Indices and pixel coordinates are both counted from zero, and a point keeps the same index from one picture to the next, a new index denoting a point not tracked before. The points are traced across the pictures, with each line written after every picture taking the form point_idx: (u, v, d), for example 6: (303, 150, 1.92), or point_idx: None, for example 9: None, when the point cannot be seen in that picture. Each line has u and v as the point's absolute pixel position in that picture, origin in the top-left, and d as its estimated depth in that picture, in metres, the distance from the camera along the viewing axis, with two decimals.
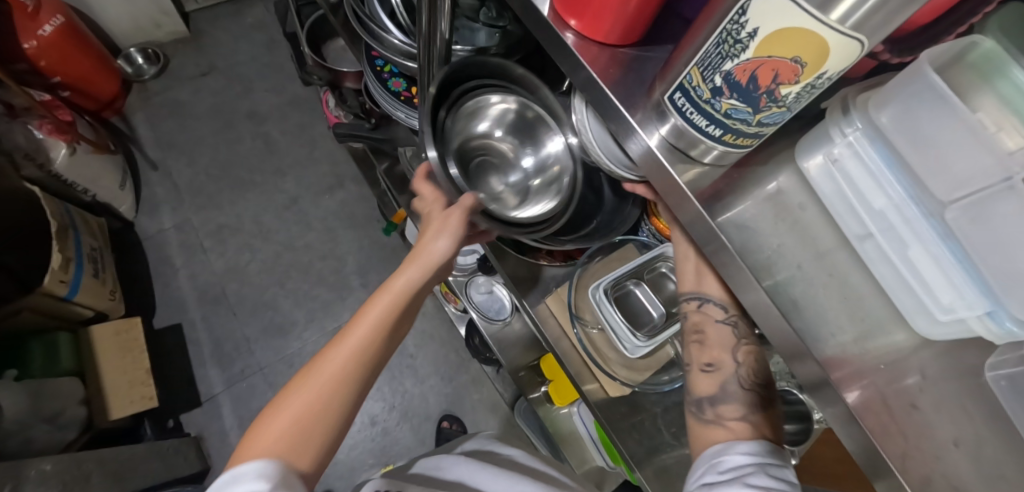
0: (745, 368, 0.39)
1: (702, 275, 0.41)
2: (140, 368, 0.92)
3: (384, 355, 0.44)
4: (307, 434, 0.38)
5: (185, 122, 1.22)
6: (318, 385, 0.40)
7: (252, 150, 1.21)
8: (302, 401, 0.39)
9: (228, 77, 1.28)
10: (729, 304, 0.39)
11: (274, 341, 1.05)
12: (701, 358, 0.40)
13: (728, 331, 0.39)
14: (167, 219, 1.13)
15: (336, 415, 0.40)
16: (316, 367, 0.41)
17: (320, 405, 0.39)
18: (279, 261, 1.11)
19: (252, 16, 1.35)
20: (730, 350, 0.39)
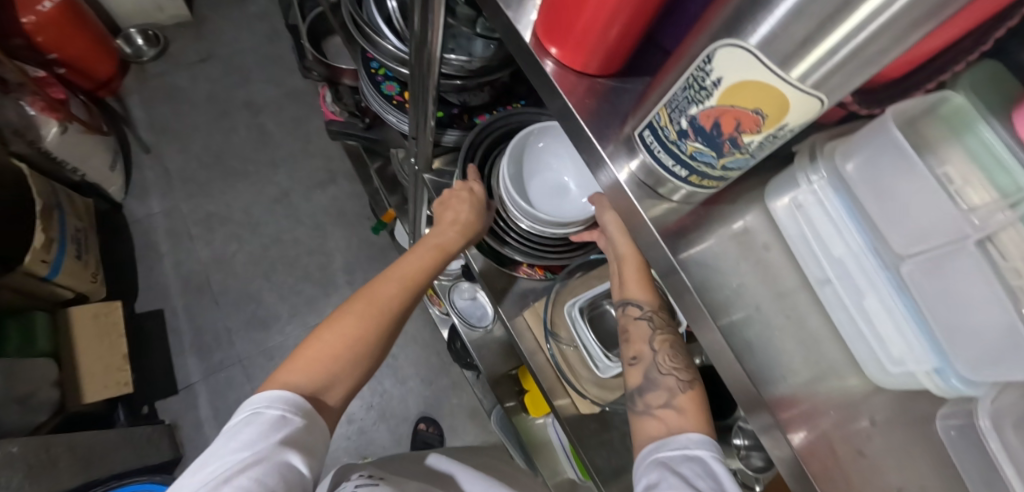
0: (662, 355, 0.42)
1: (625, 281, 0.44)
2: (118, 353, 0.92)
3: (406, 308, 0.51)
4: (352, 359, 0.46)
5: (181, 107, 1.22)
6: (358, 324, 0.47)
7: (246, 139, 1.20)
8: (353, 328, 0.46)
9: (228, 65, 1.27)
10: (647, 302, 0.43)
11: (256, 334, 1.05)
12: (628, 353, 0.43)
13: (645, 325, 0.42)
14: (156, 204, 1.12)
15: (374, 347, 0.47)
16: (358, 311, 0.47)
17: (359, 344, 0.46)
18: (266, 253, 1.11)
19: (257, 5, 1.35)
20: (649, 342, 0.42)
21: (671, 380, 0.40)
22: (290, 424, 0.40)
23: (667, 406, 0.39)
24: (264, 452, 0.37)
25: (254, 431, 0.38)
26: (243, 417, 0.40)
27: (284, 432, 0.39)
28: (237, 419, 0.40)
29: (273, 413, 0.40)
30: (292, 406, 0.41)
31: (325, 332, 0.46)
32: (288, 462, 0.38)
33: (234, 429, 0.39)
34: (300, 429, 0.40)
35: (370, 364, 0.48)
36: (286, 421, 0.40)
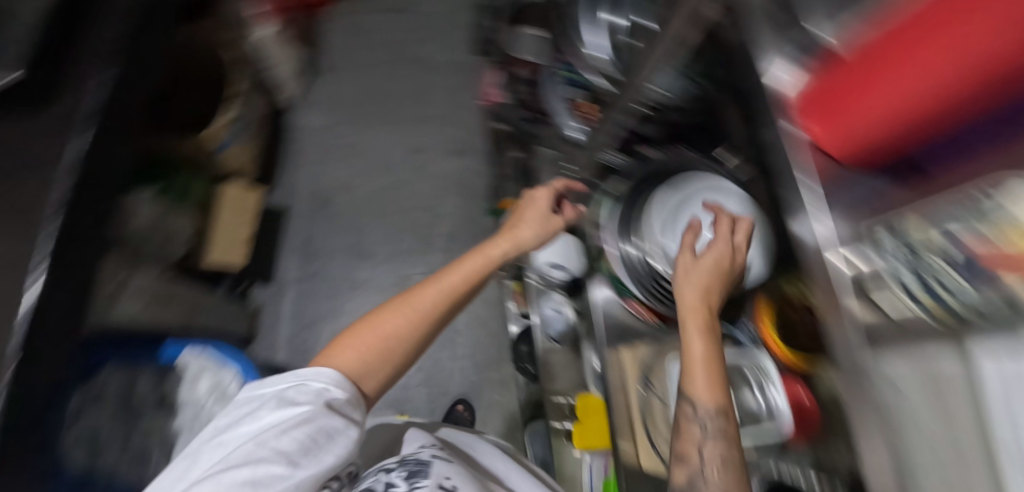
0: (715, 470, 0.38)
1: (693, 376, 0.41)
2: (243, 234, 0.97)
3: (450, 311, 0.52)
4: (386, 348, 0.48)
5: (367, 44, 1.34)
6: (391, 322, 0.49)
7: (409, 90, 1.30)
8: (390, 323, 0.49)
9: (416, 21, 1.38)
10: (708, 405, 0.40)
11: (350, 260, 1.12)
12: (677, 451, 0.41)
13: (698, 429, 0.40)
14: (315, 119, 1.24)
15: (410, 340, 0.49)
16: (394, 308, 0.49)
17: (395, 340, 0.48)
18: (385, 194, 1.19)
19: None
20: (699, 448, 0.40)
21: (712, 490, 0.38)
22: (332, 395, 0.43)
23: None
24: (308, 416, 0.41)
25: (300, 398, 0.42)
26: (284, 384, 0.43)
27: (327, 402, 0.43)
28: (282, 384, 0.43)
29: (318, 385, 0.43)
30: (334, 381, 0.44)
31: (364, 324, 0.49)
32: (332, 426, 0.42)
33: (282, 394, 0.43)
34: (343, 401, 0.44)
35: (404, 356, 0.49)
36: (329, 393, 0.43)
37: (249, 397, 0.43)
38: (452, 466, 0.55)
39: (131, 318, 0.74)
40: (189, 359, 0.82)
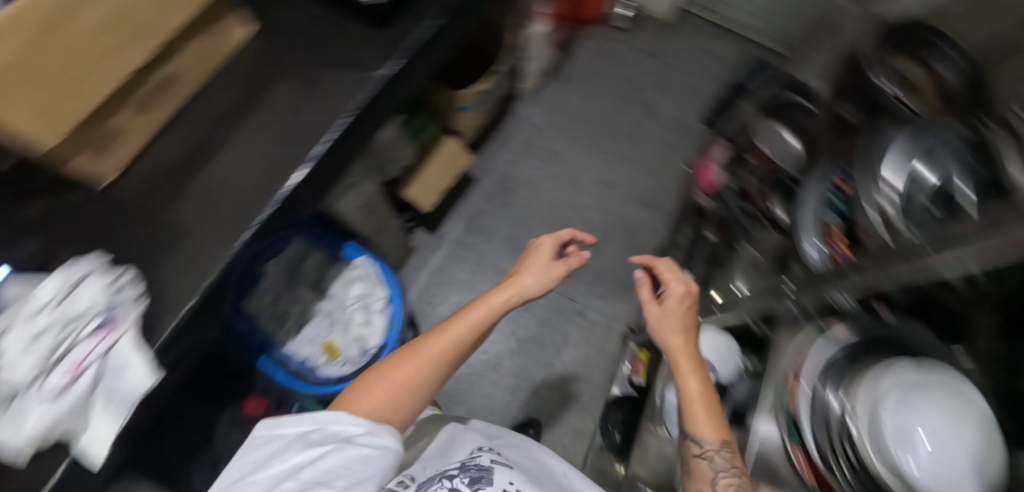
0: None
1: (699, 426, 0.59)
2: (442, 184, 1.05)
3: (463, 354, 0.61)
4: (420, 387, 0.56)
5: (607, 73, 1.41)
6: (417, 367, 0.56)
7: (624, 128, 1.33)
8: (415, 371, 0.56)
9: (659, 72, 1.43)
10: (709, 442, 0.58)
11: (505, 249, 1.17)
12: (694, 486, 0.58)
13: (705, 463, 0.57)
14: (534, 116, 1.32)
15: (439, 376, 0.58)
16: (410, 362, 0.56)
17: (426, 376, 0.57)
18: (561, 208, 1.23)
19: (717, 50, 1.47)
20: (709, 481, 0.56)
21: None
22: (353, 437, 0.48)
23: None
24: (339, 446, 0.46)
25: (316, 439, 0.47)
26: (304, 427, 0.48)
27: (348, 439, 0.48)
28: (301, 428, 0.48)
29: (337, 428, 0.48)
30: (353, 427, 0.49)
31: (393, 375, 0.55)
32: (354, 456, 0.46)
33: (301, 435, 0.48)
34: (367, 436, 0.48)
35: (433, 386, 0.58)
36: (348, 433, 0.48)
37: (270, 436, 0.48)
38: (510, 471, 0.61)
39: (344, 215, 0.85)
40: (361, 264, 0.91)
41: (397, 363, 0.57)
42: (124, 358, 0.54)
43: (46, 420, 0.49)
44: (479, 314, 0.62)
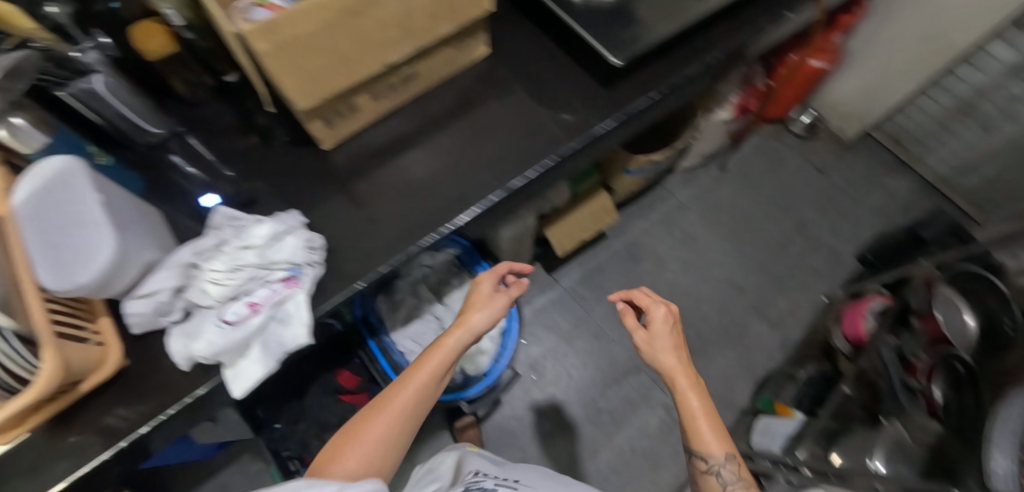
0: None
1: (705, 445, 0.62)
2: (578, 235, 1.05)
3: (428, 401, 0.61)
4: (393, 441, 0.58)
5: (768, 174, 1.35)
6: (387, 422, 0.57)
7: (767, 235, 1.28)
8: (386, 425, 0.57)
9: (825, 191, 1.34)
10: (710, 458, 0.62)
11: (611, 316, 1.17)
12: None
13: (713, 478, 0.62)
14: (681, 194, 1.30)
15: (410, 425, 0.59)
16: (381, 419, 0.57)
17: (397, 427, 0.58)
18: (679, 296, 1.20)
19: (897, 185, 1.35)
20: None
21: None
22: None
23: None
24: None
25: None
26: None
27: None
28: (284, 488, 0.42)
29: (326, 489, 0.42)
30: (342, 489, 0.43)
31: (365, 431, 0.57)
32: None
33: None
34: None
35: (408, 434, 0.60)
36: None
37: None
38: None
39: (496, 243, 0.87)
40: None
41: (365, 421, 0.58)
42: (291, 311, 0.57)
43: (217, 343, 0.54)
44: (433, 361, 0.62)
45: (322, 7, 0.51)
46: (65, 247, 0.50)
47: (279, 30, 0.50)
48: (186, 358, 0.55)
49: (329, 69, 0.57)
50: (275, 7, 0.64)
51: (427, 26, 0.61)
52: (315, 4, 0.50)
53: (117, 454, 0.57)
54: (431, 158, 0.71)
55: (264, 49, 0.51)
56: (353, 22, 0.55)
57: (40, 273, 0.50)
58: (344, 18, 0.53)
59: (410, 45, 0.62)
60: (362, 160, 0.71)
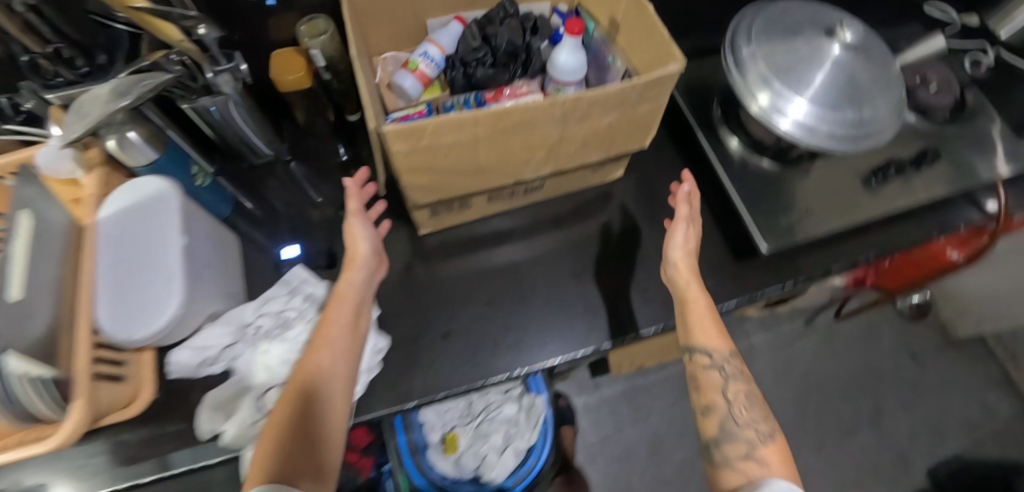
0: (738, 410, 0.48)
1: (704, 330, 0.51)
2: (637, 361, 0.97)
3: (351, 350, 0.49)
4: (321, 404, 0.44)
5: (855, 347, 1.22)
6: (306, 384, 0.45)
7: (834, 413, 1.16)
8: (303, 389, 0.44)
9: (914, 386, 1.20)
10: (714, 351, 0.50)
11: (641, 447, 1.08)
12: (701, 403, 0.49)
13: (714, 374, 0.50)
14: (753, 340, 1.21)
15: (340, 380, 0.46)
16: (297, 384, 0.45)
17: (324, 391, 0.45)
18: None
19: (1000, 408, 1.19)
20: (721, 394, 0.49)
21: (751, 433, 0.46)
22: None
23: (750, 457, 0.45)
24: None
25: None
26: None
27: None
28: None
29: None
30: None
31: (283, 403, 0.44)
32: None
33: None
34: None
35: (346, 391, 0.46)
36: None
37: None
38: None
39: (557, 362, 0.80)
40: (536, 402, 0.86)
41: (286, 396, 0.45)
42: None
43: (247, 430, 0.50)
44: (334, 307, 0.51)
45: (476, 123, 0.44)
46: (135, 289, 0.47)
47: (422, 138, 0.43)
48: (211, 431, 0.51)
49: (458, 174, 0.51)
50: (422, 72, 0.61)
51: (574, 152, 0.54)
52: (470, 120, 0.43)
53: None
54: (527, 275, 0.63)
55: (399, 150, 0.44)
56: (502, 139, 0.47)
57: (101, 309, 0.46)
58: (494, 135, 0.46)
59: (549, 165, 0.55)
60: (451, 248, 0.64)
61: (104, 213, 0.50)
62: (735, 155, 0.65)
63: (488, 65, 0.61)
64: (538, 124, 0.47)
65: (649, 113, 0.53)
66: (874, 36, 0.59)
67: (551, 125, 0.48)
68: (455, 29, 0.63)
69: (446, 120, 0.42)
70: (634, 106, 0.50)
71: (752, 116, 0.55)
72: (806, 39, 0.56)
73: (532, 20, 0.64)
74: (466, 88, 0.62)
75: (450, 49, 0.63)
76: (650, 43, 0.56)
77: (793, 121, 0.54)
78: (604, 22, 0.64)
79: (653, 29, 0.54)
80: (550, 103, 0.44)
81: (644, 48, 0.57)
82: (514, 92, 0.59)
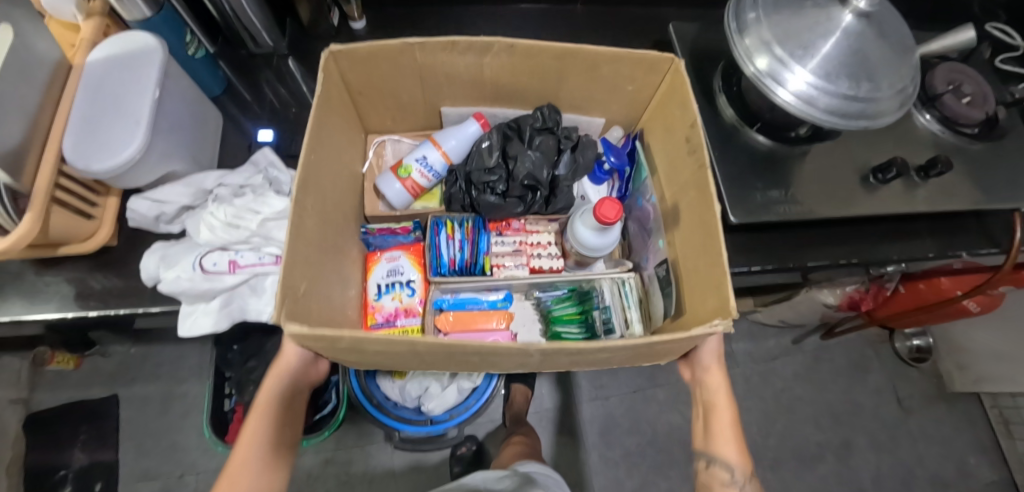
0: None
1: (714, 438, 0.50)
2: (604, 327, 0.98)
3: (276, 469, 0.47)
4: None
5: (841, 377, 1.17)
6: None
7: (800, 439, 1.12)
8: None
9: (895, 429, 1.14)
10: (735, 468, 0.48)
11: (594, 426, 1.09)
12: None
13: (733, 489, 0.48)
14: (734, 346, 1.17)
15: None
16: None
17: None
18: (670, 444, 1.08)
19: (982, 471, 1.13)
20: None
21: None
22: None
23: None
24: None
25: None
26: None
27: None
28: None
29: None
30: None
31: None
32: None
33: None
34: None
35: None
36: None
37: None
38: None
39: None
40: None
41: None
42: (268, 286, 0.55)
43: (183, 283, 0.52)
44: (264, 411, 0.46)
45: (411, 344, 0.37)
46: (101, 128, 0.49)
47: (333, 340, 0.36)
48: (151, 278, 0.53)
49: (396, 360, 0.44)
50: (413, 180, 0.64)
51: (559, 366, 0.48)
52: (404, 342, 0.36)
53: (61, 321, 0.57)
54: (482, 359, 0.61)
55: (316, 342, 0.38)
56: (456, 353, 0.41)
57: (66, 139, 0.49)
58: (436, 353, 0.40)
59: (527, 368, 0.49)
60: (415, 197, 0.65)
61: (92, 56, 0.53)
62: (728, 121, 0.62)
63: (499, 191, 0.64)
64: (502, 355, 0.40)
65: (652, 353, 0.44)
66: (895, 14, 0.54)
67: (521, 355, 0.41)
68: (469, 130, 0.65)
69: (365, 337, 0.35)
70: (645, 351, 0.42)
71: (748, 79, 0.52)
72: (817, 3, 0.52)
73: (572, 141, 0.64)
74: (465, 204, 0.66)
75: (453, 148, 0.65)
76: (704, 256, 0.48)
77: (792, 93, 0.50)
78: (660, 180, 0.60)
79: (714, 237, 0.47)
80: (521, 347, 0.38)
81: (696, 245, 0.51)
82: (524, 227, 0.67)
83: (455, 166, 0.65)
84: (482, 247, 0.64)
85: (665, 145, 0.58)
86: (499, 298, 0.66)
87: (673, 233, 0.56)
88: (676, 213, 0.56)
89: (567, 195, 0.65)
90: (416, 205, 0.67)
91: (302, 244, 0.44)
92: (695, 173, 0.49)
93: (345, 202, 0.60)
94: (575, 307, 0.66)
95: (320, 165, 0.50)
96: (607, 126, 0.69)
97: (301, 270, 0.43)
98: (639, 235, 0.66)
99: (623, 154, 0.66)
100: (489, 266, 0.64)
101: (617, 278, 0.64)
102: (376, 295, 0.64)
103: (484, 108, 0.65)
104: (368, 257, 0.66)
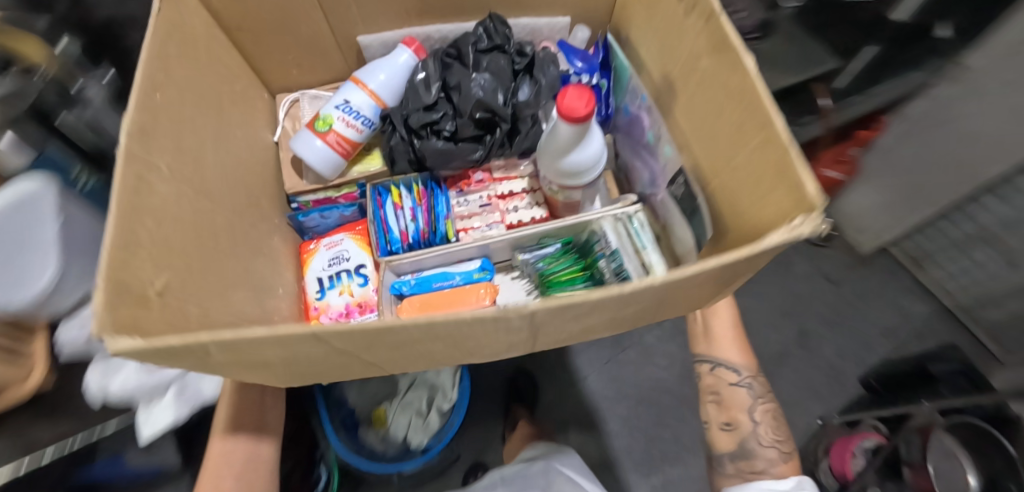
0: (762, 427, 0.61)
1: (722, 346, 0.65)
2: None
3: None
4: None
5: (773, 276, 1.29)
6: None
7: (763, 344, 1.21)
8: None
9: (834, 304, 1.27)
10: (742, 370, 0.63)
11: (583, 405, 1.13)
12: (724, 419, 0.62)
13: (741, 390, 0.62)
14: None
15: None
16: None
17: None
18: (656, 396, 1.14)
19: (913, 311, 1.27)
20: (743, 413, 0.62)
21: (771, 451, 0.60)
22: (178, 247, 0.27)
23: (765, 471, 0.59)
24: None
25: None
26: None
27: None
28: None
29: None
30: None
31: None
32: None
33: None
34: None
35: None
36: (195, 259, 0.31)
37: None
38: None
39: None
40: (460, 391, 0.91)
41: None
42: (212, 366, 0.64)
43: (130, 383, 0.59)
44: None
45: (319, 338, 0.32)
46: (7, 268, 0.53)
47: (195, 351, 0.31)
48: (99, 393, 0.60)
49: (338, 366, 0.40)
50: (343, 133, 0.67)
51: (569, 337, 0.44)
52: (308, 336, 0.31)
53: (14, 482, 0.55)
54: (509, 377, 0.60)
55: (198, 361, 0.33)
56: (414, 346, 0.36)
57: None
58: (431, 340, 0.35)
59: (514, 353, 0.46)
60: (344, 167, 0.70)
61: None
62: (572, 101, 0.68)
63: (448, 133, 0.70)
64: (490, 333, 0.36)
65: (686, 295, 0.40)
66: None
67: (500, 331, 0.36)
68: (400, 58, 0.69)
69: (225, 341, 0.30)
70: (681, 287, 0.38)
71: None
72: None
73: (525, 59, 0.70)
74: (411, 157, 0.71)
75: (381, 90, 0.68)
76: (728, 130, 0.48)
77: None
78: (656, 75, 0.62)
79: (738, 111, 0.45)
80: (493, 316, 0.32)
81: (714, 132, 0.51)
82: (489, 178, 0.73)
83: (391, 110, 0.70)
84: (440, 211, 0.70)
85: (658, 33, 0.59)
86: (478, 269, 0.69)
87: (687, 132, 0.57)
88: (681, 109, 0.57)
89: (527, 124, 0.70)
90: (355, 169, 0.72)
91: (153, 241, 0.39)
92: (708, 34, 0.48)
93: (251, 183, 0.64)
94: (575, 263, 0.69)
95: (186, 137, 0.49)
96: (573, 28, 0.74)
97: (155, 259, 0.38)
98: (637, 153, 0.69)
99: (592, 62, 0.71)
100: (455, 231, 0.70)
101: (621, 216, 0.66)
102: (321, 293, 0.69)
103: (416, 31, 0.70)
104: (304, 249, 0.73)
